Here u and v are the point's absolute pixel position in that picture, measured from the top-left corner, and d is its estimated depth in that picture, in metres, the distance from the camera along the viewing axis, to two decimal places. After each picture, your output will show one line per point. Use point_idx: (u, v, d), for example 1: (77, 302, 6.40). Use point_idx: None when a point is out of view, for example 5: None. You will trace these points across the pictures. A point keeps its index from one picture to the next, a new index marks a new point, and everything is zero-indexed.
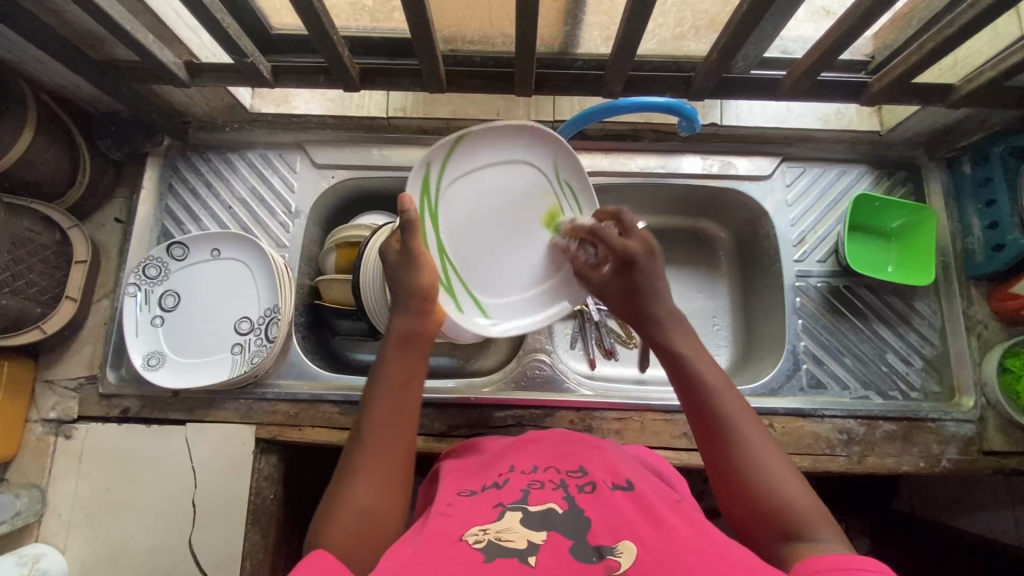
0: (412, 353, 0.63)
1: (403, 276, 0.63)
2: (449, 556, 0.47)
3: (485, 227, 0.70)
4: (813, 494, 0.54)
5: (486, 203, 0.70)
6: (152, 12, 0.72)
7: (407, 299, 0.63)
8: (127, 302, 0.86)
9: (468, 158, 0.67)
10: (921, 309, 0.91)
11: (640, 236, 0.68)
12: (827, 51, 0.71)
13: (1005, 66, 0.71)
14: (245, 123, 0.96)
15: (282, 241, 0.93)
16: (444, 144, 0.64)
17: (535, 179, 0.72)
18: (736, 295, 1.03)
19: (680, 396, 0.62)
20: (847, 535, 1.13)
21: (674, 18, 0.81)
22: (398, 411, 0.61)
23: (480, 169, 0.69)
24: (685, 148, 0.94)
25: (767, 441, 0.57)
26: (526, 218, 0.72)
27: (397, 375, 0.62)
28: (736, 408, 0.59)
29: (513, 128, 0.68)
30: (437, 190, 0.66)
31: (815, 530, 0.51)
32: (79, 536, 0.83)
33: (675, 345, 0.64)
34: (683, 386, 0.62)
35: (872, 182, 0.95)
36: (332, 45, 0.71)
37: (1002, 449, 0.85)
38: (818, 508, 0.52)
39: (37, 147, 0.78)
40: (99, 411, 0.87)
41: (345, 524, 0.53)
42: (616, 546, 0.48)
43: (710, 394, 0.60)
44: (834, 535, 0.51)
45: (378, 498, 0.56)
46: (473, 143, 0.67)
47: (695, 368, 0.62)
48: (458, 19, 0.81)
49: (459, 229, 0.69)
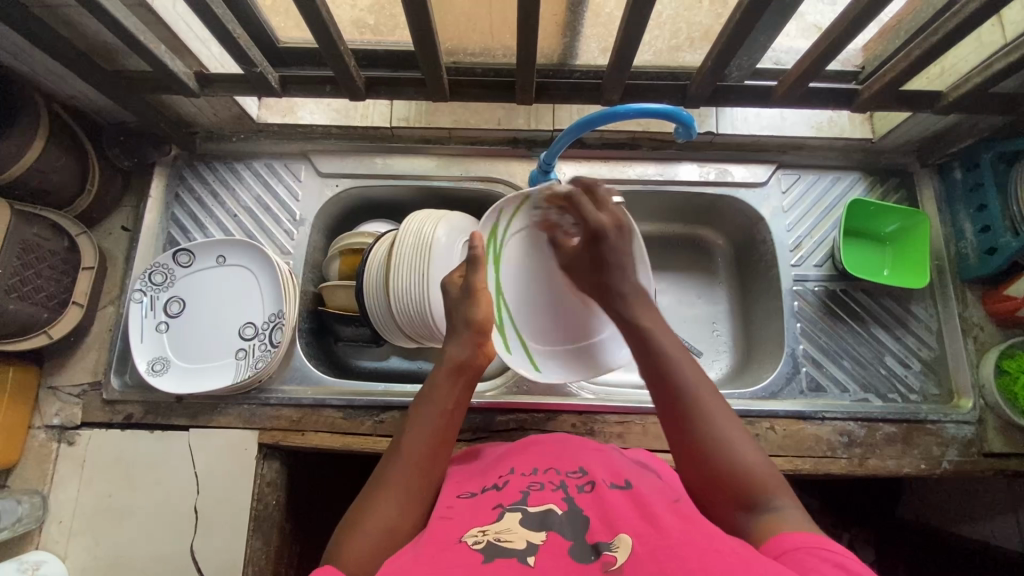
0: (458, 382, 0.65)
1: (460, 308, 0.69)
2: (447, 558, 0.47)
3: (536, 273, 0.79)
4: (771, 463, 0.55)
5: (543, 259, 0.78)
6: (164, 24, 0.74)
7: (462, 332, 0.67)
8: (133, 308, 0.87)
9: (539, 210, 0.76)
10: (918, 312, 0.92)
11: (612, 211, 0.68)
12: (816, 59, 0.73)
13: (990, 72, 0.73)
14: (252, 133, 0.98)
15: (287, 248, 0.95)
16: (517, 197, 0.73)
17: None
18: (734, 300, 1.04)
19: (642, 368, 0.61)
20: (851, 547, 1.13)
21: (669, 30, 0.84)
22: (440, 439, 0.61)
23: (545, 224, 0.77)
24: (682, 156, 0.97)
25: (726, 411, 0.57)
26: (588, 281, 0.78)
27: (443, 402, 0.63)
28: (699, 383, 0.58)
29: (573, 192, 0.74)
30: (504, 238, 0.76)
31: (773, 497, 0.52)
32: (80, 543, 0.83)
33: (635, 317, 0.63)
34: (646, 360, 0.61)
35: (865, 189, 0.97)
36: (339, 55, 0.73)
37: (1002, 451, 0.85)
38: (773, 472, 0.54)
39: (47, 156, 0.80)
40: (102, 417, 0.87)
41: (370, 534, 0.54)
42: (613, 540, 0.49)
43: (668, 365, 0.59)
44: (792, 501, 0.52)
45: (405, 517, 0.56)
46: (552, 199, 0.75)
47: (658, 343, 0.61)
48: (460, 30, 0.83)
49: (516, 271, 0.78)
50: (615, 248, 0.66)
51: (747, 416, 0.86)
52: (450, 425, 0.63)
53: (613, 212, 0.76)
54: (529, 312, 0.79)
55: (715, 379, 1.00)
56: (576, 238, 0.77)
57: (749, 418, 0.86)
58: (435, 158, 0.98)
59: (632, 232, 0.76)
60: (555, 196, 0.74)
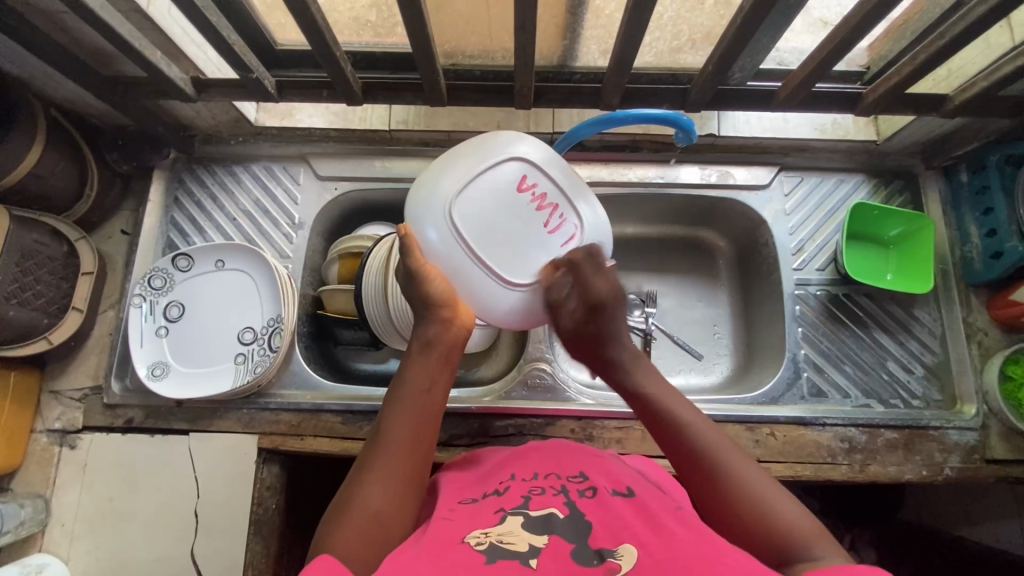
0: (437, 364, 0.63)
1: (413, 287, 0.65)
2: (452, 558, 0.47)
3: (501, 215, 0.66)
4: (810, 514, 0.52)
5: (493, 207, 0.65)
6: (159, 29, 0.74)
7: (425, 308, 0.64)
8: (133, 313, 0.87)
9: (466, 195, 0.65)
10: (922, 317, 0.91)
11: (610, 278, 0.66)
12: (823, 61, 0.72)
13: (997, 76, 0.72)
14: (250, 136, 0.97)
15: (286, 252, 0.95)
16: (462, 180, 0.65)
17: (504, 188, 0.66)
18: (736, 303, 1.04)
19: (658, 437, 0.61)
20: (854, 547, 1.11)
21: (670, 32, 0.82)
22: (424, 417, 0.60)
23: (475, 174, 0.65)
24: (683, 158, 0.96)
25: (743, 459, 0.57)
26: (516, 211, 0.66)
27: (419, 383, 0.61)
28: (710, 437, 0.58)
29: (483, 197, 0.65)
30: (466, 198, 0.65)
31: (813, 546, 0.49)
32: (82, 546, 0.84)
33: (641, 387, 0.63)
34: (661, 433, 0.61)
35: (869, 192, 0.96)
36: (335, 61, 0.73)
37: (1006, 457, 0.85)
38: (812, 525, 0.50)
39: (45, 161, 0.79)
40: (104, 420, 0.88)
41: (359, 524, 0.51)
42: (617, 547, 0.49)
43: (686, 433, 0.59)
44: (836, 550, 0.48)
45: (399, 502, 0.54)
46: (475, 178, 0.65)
47: (667, 406, 0.61)
48: (459, 34, 0.82)
49: (484, 228, 0.65)
50: (616, 320, 0.66)
51: (748, 421, 0.86)
52: (430, 405, 0.61)
53: (491, 189, 0.66)
54: (514, 250, 0.66)
55: (715, 383, 0.99)
56: (487, 186, 0.66)
57: (750, 423, 0.86)
58: (434, 160, 0.97)
59: (515, 211, 0.66)
60: (472, 203, 0.65)
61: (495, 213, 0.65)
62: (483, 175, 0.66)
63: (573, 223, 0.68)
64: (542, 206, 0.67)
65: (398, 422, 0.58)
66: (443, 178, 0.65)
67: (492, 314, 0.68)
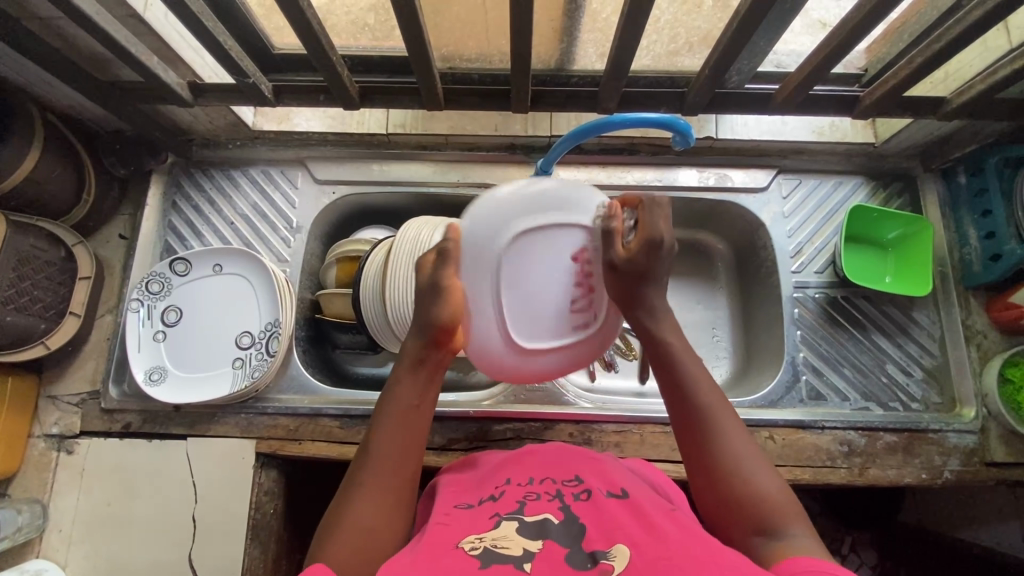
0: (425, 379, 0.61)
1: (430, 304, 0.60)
2: (445, 564, 0.47)
3: (542, 269, 0.61)
4: (786, 485, 0.55)
5: (539, 261, 0.61)
6: (155, 33, 0.74)
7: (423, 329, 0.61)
8: (130, 318, 0.87)
9: (521, 234, 0.60)
10: (921, 320, 0.91)
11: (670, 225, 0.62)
12: (820, 65, 0.71)
13: (995, 79, 0.71)
14: (247, 140, 0.97)
15: (284, 256, 0.94)
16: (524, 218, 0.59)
17: (557, 250, 0.61)
18: (734, 305, 1.04)
19: (663, 388, 0.62)
20: (852, 549, 1.12)
21: (667, 35, 0.82)
22: (412, 432, 0.59)
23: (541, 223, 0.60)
24: (681, 161, 0.96)
25: (737, 425, 0.59)
26: (556, 278, 0.62)
27: (406, 399, 0.60)
28: (713, 397, 0.59)
29: (536, 246, 0.60)
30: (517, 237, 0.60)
31: (788, 524, 0.52)
32: (80, 552, 0.83)
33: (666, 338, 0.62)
34: (667, 382, 0.62)
35: (867, 194, 0.96)
36: (331, 65, 0.73)
37: (1005, 460, 0.84)
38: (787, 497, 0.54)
39: (43, 166, 0.79)
40: (101, 425, 0.87)
41: (347, 541, 0.52)
42: (610, 549, 0.48)
43: (690, 390, 0.60)
44: (806, 529, 0.51)
45: (388, 514, 0.55)
46: (541, 226, 0.60)
47: (679, 361, 0.61)
48: (456, 37, 0.82)
49: (521, 273, 0.61)
50: (665, 263, 0.62)
51: (747, 425, 0.85)
52: (418, 420, 0.60)
53: (546, 242, 0.61)
54: (532, 308, 0.62)
55: None
56: (545, 237, 0.61)
57: (749, 427, 0.85)
58: (432, 164, 0.97)
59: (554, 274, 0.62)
60: (523, 246, 0.60)
61: (538, 267, 0.61)
62: (547, 226, 0.60)
63: (595, 322, 0.66)
64: (582, 283, 0.63)
65: (385, 437, 0.58)
66: (501, 207, 0.59)
67: (483, 356, 0.65)
